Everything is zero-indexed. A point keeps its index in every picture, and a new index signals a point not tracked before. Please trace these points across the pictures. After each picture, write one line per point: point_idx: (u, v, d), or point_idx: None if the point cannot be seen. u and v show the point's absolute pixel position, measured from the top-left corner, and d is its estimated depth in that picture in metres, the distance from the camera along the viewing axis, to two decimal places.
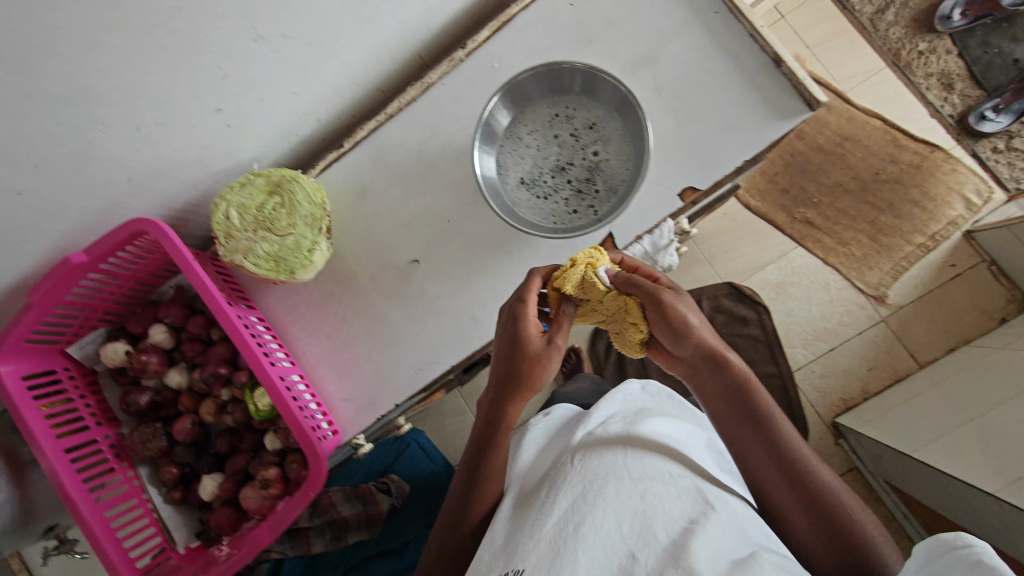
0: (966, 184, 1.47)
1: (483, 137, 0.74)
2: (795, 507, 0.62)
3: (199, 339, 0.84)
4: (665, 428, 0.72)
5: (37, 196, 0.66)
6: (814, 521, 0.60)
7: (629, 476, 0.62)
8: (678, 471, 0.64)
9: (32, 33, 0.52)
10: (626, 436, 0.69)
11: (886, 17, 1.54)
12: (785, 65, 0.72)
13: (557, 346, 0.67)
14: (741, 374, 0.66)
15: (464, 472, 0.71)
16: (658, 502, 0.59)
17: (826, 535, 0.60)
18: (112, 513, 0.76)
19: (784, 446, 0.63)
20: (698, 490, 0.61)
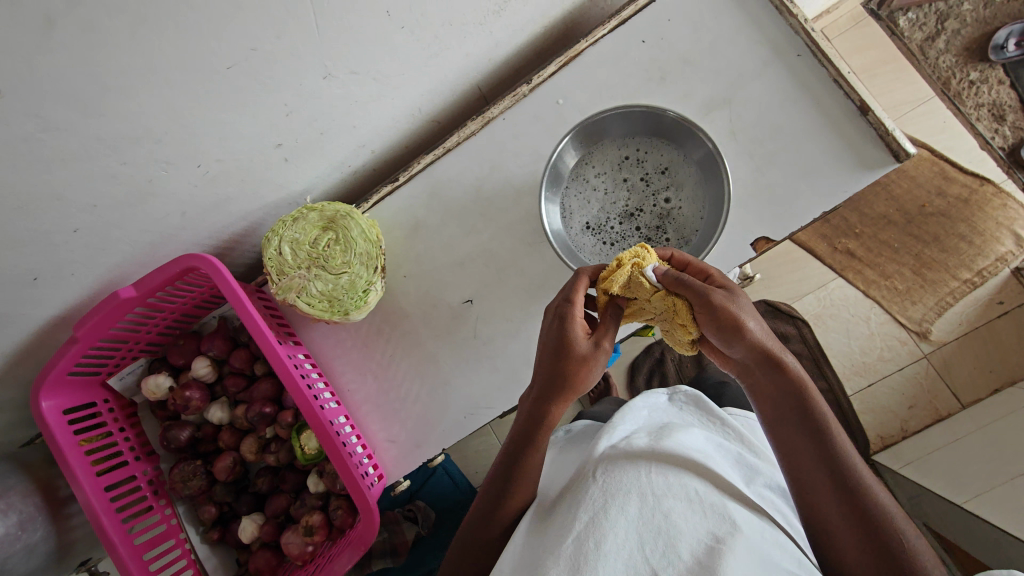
0: (1016, 220, 1.38)
1: (551, 179, 0.72)
2: (841, 528, 0.52)
3: (241, 374, 0.81)
4: (694, 447, 0.66)
5: (91, 233, 0.63)
6: (861, 543, 0.50)
7: (655, 496, 0.58)
8: (706, 487, 0.60)
9: (109, 78, 0.48)
10: (654, 451, 0.65)
11: (937, 44, 1.46)
12: (871, 114, 0.68)
13: (607, 347, 0.60)
14: (799, 377, 0.56)
15: (482, 486, 0.63)
16: (683, 524, 0.56)
17: (880, 562, 0.49)
18: (152, 556, 0.73)
19: (833, 454, 0.53)
20: (726, 508, 0.58)
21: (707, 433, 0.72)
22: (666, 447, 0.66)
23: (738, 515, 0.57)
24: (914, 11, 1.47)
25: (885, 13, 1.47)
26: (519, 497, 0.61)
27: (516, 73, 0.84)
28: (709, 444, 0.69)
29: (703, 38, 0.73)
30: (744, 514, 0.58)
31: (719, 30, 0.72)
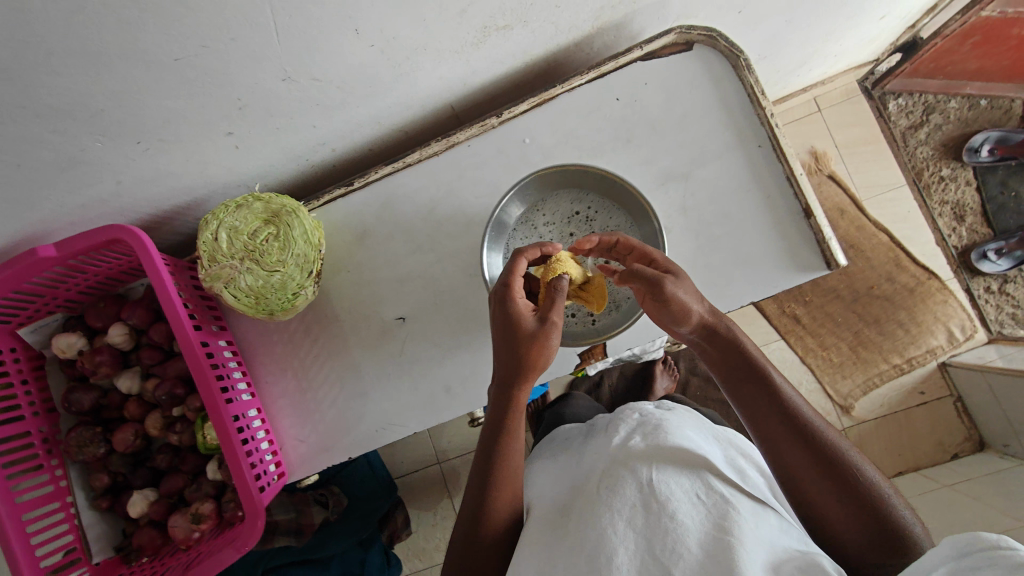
0: (953, 317, 1.44)
1: (494, 228, 0.74)
2: (816, 488, 0.54)
3: (159, 348, 0.80)
4: (687, 446, 0.65)
5: (14, 189, 0.61)
6: (841, 502, 0.53)
7: (659, 497, 0.57)
8: (708, 485, 0.59)
9: (39, 54, 0.46)
10: (649, 453, 0.64)
11: (918, 134, 1.47)
12: (813, 219, 0.70)
13: (553, 322, 0.61)
14: (740, 340, 0.60)
15: (464, 496, 0.62)
16: (688, 520, 0.54)
17: (859, 518, 0.52)
18: (32, 517, 0.71)
19: (792, 415, 0.56)
20: (732, 504, 0.56)
21: (695, 430, 0.71)
22: (666, 450, 0.64)
23: (744, 509, 0.56)
24: (905, 97, 1.47)
25: (878, 93, 1.48)
26: (505, 499, 0.61)
27: (492, 100, 0.83)
28: (700, 442, 0.69)
29: (674, 109, 0.74)
30: (750, 507, 0.57)
31: (689, 106, 0.74)
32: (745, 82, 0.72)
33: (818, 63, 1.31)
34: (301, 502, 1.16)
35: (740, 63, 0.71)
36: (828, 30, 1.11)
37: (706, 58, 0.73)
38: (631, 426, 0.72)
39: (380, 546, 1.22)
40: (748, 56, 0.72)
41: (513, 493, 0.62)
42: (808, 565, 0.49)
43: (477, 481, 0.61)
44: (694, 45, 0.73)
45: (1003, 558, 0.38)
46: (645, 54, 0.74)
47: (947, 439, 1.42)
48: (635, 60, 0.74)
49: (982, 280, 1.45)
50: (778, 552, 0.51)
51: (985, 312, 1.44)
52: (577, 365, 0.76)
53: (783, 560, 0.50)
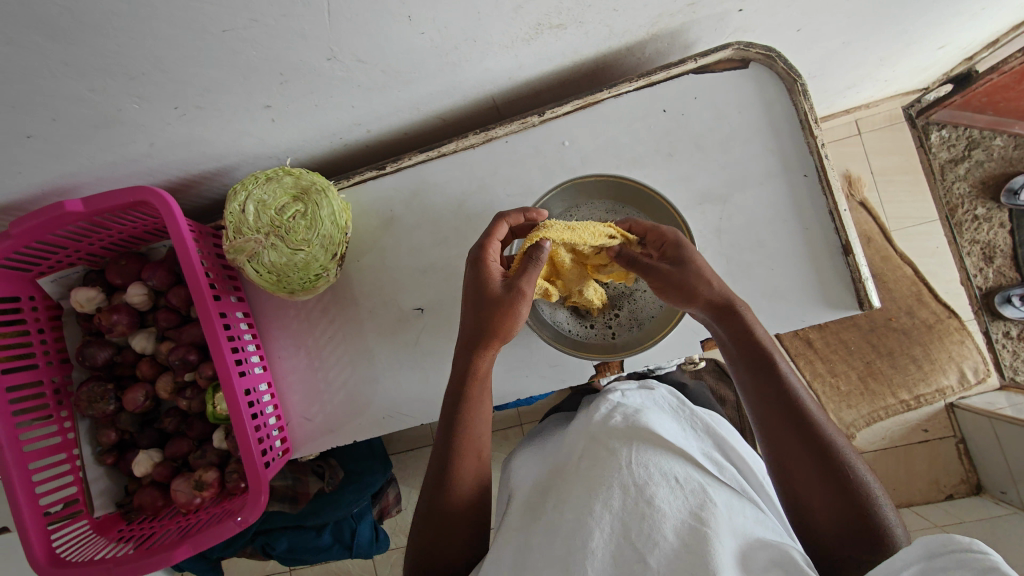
0: (967, 358, 1.40)
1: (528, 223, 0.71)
2: (802, 475, 0.53)
3: (175, 312, 0.79)
4: (669, 435, 0.63)
5: (46, 142, 0.60)
6: (826, 493, 0.52)
7: (638, 482, 0.55)
8: (687, 472, 0.57)
9: (86, 13, 0.45)
10: (630, 436, 0.62)
11: (958, 169, 1.43)
12: (851, 256, 0.69)
13: (524, 291, 0.59)
14: (750, 324, 0.59)
15: (428, 471, 0.61)
16: (666, 507, 0.53)
17: (843, 510, 0.51)
18: (38, 466, 0.72)
19: (789, 402, 0.55)
20: (708, 493, 0.55)
21: (680, 417, 0.69)
22: (644, 433, 0.63)
23: (718, 499, 0.55)
24: (949, 129, 1.42)
25: (921, 122, 1.43)
26: (471, 469, 0.60)
27: (535, 96, 0.81)
28: (685, 433, 0.67)
29: (721, 127, 0.73)
30: (724, 498, 0.56)
31: (737, 126, 0.72)
32: (799, 108, 0.70)
33: (867, 86, 1.26)
34: (299, 470, 1.11)
35: (796, 87, 0.70)
36: (883, 55, 1.06)
37: (761, 78, 0.71)
38: (611, 409, 0.71)
39: (371, 520, 1.21)
40: (805, 81, 0.70)
41: (477, 464, 0.61)
42: (781, 559, 0.48)
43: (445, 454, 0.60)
44: (750, 63, 0.71)
45: (974, 561, 0.39)
46: (699, 67, 0.72)
47: (943, 478, 1.39)
48: (687, 72, 0.72)
49: (1003, 323, 1.42)
50: (751, 544, 0.51)
51: (999, 357, 1.41)
52: (592, 375, 0.75)
53: (757, 552, 0.50)
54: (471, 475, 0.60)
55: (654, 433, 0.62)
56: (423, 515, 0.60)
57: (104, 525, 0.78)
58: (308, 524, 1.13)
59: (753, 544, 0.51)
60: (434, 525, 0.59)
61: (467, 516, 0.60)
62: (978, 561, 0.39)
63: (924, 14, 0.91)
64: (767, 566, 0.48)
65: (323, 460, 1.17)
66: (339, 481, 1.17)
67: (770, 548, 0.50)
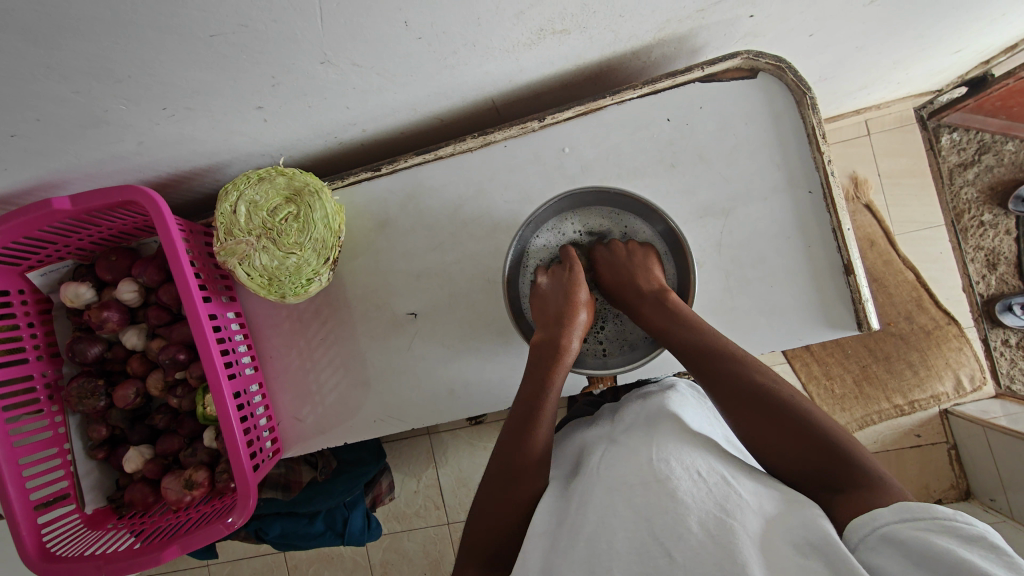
0: (964, 365, 1.39)
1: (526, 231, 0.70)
2: (765, 437, 0.51)
3: (166, 309, 0.79)
4: (692, 426, 0.60)
5: (31, 141, 0.58)
6: (781, 433, 0.50)
7: (659, 475, 0.50)
8: (710, 463, 0.52)
9: (67, 20, 0.44)
10: (649, 432, 0.59)
11: (966, 174, 1.41)
12: (852, 276, 0.68)
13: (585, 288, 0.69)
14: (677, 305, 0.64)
15: (496, 447, 0.59)
16: (690, 500, 0.47)
17: (804, 446, 0.49)
18: (29, 461, 0.72)
19: (719, 360, 0.57)
20: (733, 484, 0.49)
21: (701, 408, 0.67)
22: (663, 427, 0.59)
23: (747, 489, 0.49)
24: (960, 132, 1.39)
25: (932, 124, 1.40)
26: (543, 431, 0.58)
27: (536, 98, 0.79)
28: (708, 424, 0.64)
29: (726, 139, 0.71)
30: (753, 487, 0.49)
31: (743, 139, 0.70)
32: (807, 121, 0.68)
33: (879, 88, 1.22)
34: (292, 459, 1.14)
35: (805, 100, 0.67)
36: (897, 58, 1.03)
37: (770, 89, 0.69)
38: (635, 406, 0.68)
39: (363, 509, 1.23)
40: (814, 94, 0.68)
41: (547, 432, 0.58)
42: (819, 536, 0.41)
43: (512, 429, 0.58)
44: (759, 72, 0.69)
45: (958, 529, 0.38)
46: (706, 75, 0.70)
47: (932, 483, 1.39)
48: (693, 80, 0.70)
49: (1002, 331, 1.40)
50: (782, 525, 0.44)
51: (997, 365, 1.40)
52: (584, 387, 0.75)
53: (791, 534, 0.43)
54: (544, 437, 0.58)
55: (666, 422, 0.60)
56: (482, 500, 0.57)
57: (95, 519, 0.78)
58: (300, 511, 1.13)
59: (789, 524, 0.43)
60: (489, 510, 0.56)
61: (517, 499, 0.55)
62: (963, 530, 0.38)
63: (942, 19, 0.88)
64: (807, 555, 0.41)
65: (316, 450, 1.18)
66: (332, 470, 1.18)
67: (807, 525, 0.43)
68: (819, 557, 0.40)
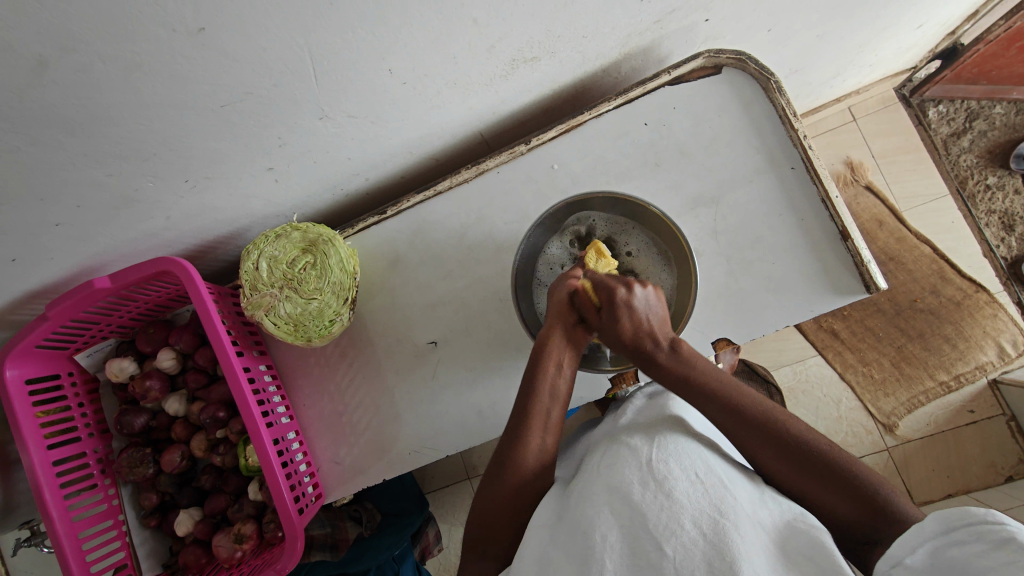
0: (1003, 331, 1.33)
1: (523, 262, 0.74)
2: (803, 480, 0.52)
3: (203, 371, 0.83)
4: (693, 425, 0.61)
5: (73, 227, 0.64)
6: (823, 486, 0.51)
7: (657, 475, 0.52)
8: (707, 464, 0.54)
9: (99, 109, 0.50)
10: (649, 433, 0.59)
11: (961, 142, 1.41)
12: (850, 241, 0.69)
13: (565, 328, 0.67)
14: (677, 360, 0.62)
15: (496, 449, 0.62)
16: (685, 500, 0.49)
17: (847, 498, 0.50)
18: (87, 535, 0.74)
19: (745, 417, 0.56)
20: (728, 486, 0.51)
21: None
22: (663, 428, 0.60)
23: (741, 494, 0.51)
24: (945, 103, 1.41)
25: (916, 101, 1.42)
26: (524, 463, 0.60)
27: (521, 125, 0.85)
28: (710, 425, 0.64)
29: (703, 132, 0.75)
30: (748, 493, 0.51)
31: (720, 129, 0.74)
32: (776, 104, 0.72)
33: (853, 73, 1.26)
34: (336, 517, 1.12)
35: (771, 85, 0.71)
36: (862, 41, 1.07)
37: (735, 80, 0.74)
38: (636, 407, 0.69)
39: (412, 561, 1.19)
40: (779, 78, 0.72)
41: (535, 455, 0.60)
42: (814, 547, 0.45)
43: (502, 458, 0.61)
44: (723, 68, 0.74)
45: (989, 533, 0.38)
46: (673, 78, 0.74)
47: (999, 459, 1.31)
48: (663, 84, 0.75)
49: None
50: (780, 535, 0.47)
51: None
52: (607, 389, 0.76)
53: (786, 544, 0.46)
54: (534, 458, 0.60)
55: (669, 419, 0.62)
56: (479, 507, 0.60)
57: None
58: (353, 569, 1.11)
59: (783, 537, 0.47)
60: (484, 517, 0.59)
61: (508, 503, 0.59)
62: (993, 532, 0.38)
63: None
64: (795, 561, 0.45)
65: (358, 505, 1.17)
66: (377, 523, 1.18)
67: (799, 537, 0.46)
68: (808, 564, 0.44)
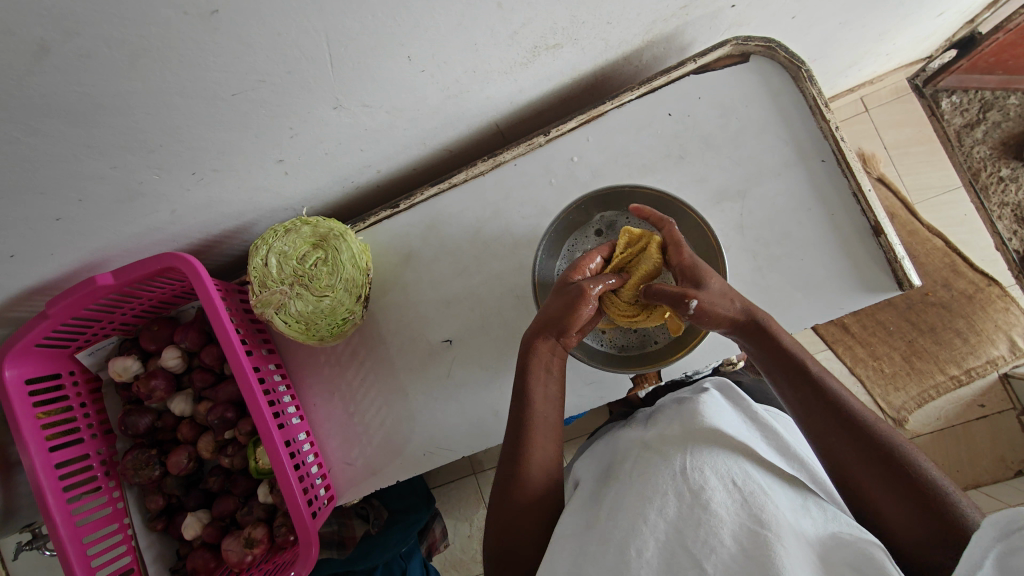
0: (1015, 326, 1.32)
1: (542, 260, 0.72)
2: (868, 481, 0.48)
3: (210, 370, 0.80)
4: (727, 429, 0.59)
5: (75, 223, 0.61)
6: (883, 484, 0.47)
7: (693, 485, 0.50)
8: (745, 471, 0.52)
9: (104, 97, 0.47)
10: (682, 438, 0.58)
11: (975, 133, 1.39)
12: (883, 237, 0.67)
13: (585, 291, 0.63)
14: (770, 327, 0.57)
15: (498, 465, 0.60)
16: (723, 512, 0.47)
17: (906, 502, 0.46)
18: (92, 539, 0.72)
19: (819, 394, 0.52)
20: (769, 493, 0.49)
21: (735, 408, 0.66)
22: (696, 433, 0.58)
23: (781, 503, 0.49)
24: (959, 94, 1.38)
25: (929, 91, 1.39)
26: (534, 467, 0.58)
27: (537, 116, 0.82)
28: (745, 428, 0.62)
29: (730, 124, 0.72)
30: (789, 502, 0.50)
31: (746, 121, 0.72)
32: (806, 94, 0.69)
33: (869, 62, 1.23)
34: (343, 514, 1.11)
35: (801, 74, 0.69)
36: (882, 29, 1.04)
37: (763, 70, 0.71)
38: (662, 410, 0.68)
39: (420, 558, 1.17)
40: (809, 66, 0.69)
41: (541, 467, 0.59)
42: (860, 558, 0.42)
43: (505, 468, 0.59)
44: (750, 56, 0.71)
45: None
46: (699, 67, 0.72)
47: (1009, 453, 1.29)
48: (687, 73, 0.72)
49: None
50: (826, 547, 0.45)
51: None
52: (629, 389, 0.74)
53: (833, 555, 0.43)
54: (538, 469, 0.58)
55: (700, 422, 0.60)
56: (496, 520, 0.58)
57: None
58: (359, 567, 1.09)
59: (827, 550, 0.44)
60: (501, 527, 0.57)
61: (521, 516, 0.57)
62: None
63: None
64: (841, 572, 0.41)
65: (365, 503, 1.16)
66: (384, 521, 1.16)
67: (846, 547, 0.44)
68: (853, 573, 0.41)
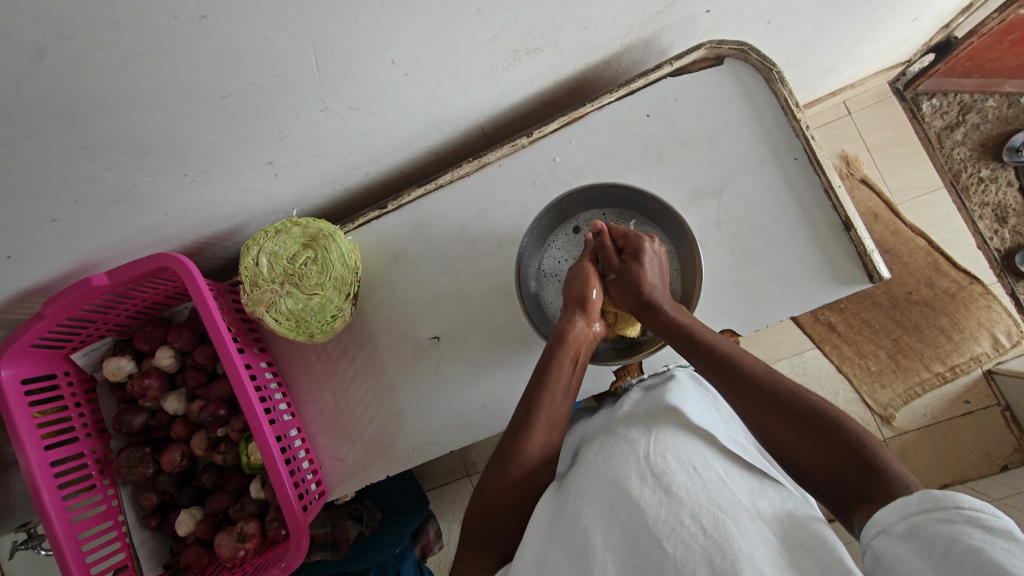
0: (997, 323, 1.34)
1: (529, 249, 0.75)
2: (790, 438, 0.53)
3: (203, 369, 0.82)
4: (689, 415, 0.62)
5: (70, 223, 0.63)
6: (807, 441, 0.51)
7: (654, 470, 0.52)
8: (705, 458, 0.54)
9: (95, 100, 0.49)
10: (647, 425, 0.60)
11: (955, 135, 1.41)
12: (853, 231, 0.69)
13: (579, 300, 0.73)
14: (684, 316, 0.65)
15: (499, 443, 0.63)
16: (684, 494, 0.49)
17: (829, 452, 0.50)
18: (87, 536, 0.73)
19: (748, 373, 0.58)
20: (725, 480, 0.51)
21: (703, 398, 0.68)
22: (661, 421, 0.60)
23: (739, 488, 0.51)
24: (939, 97, 1.41)
25: (910, 94, 1.42)
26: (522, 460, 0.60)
27: (522, 118, 0.84)
28: (712, 417, 0.65)
29: (706, 124, 0.74)
30: (746, 487, 0.52)
31: (722, 121, 0.74)
32: (778, 95, 0.72)
33: (848, 66, 1.26)
34: (337, 516, 1.10)
35: (773, 75, 0.71)
36: (858, 34, 1.07)
37: (738, 72, 0.73)
38: (634, 400, 0.70)
39: (413, 560, 1.17)
40: (780, 69, 0.71)
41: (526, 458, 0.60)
42: (815, 544, 0.45)
43: (494, 456, 0.61)
44: (725, 59, 0.73)
45: (981, 521, 0.37)
46: (675, 70, 0.74)
47: (993, 448, 1.31)
48: (665, 76, 0.75)
49: None
50: (780, 530, 0.47)
51: None
52: (612, 381, 0.76)
53: (784, 537, 0.46)
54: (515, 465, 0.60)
55: (667, 410, 0.62)
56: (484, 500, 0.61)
57: None
58: (352, 569, 1.09)
59: (784, 534, 0.46)
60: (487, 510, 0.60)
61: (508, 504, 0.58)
62: (987, 522, 0.37)
63: None
64: (795, 554, 0.44)
65: (359, 504, 1.16)
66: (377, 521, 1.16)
67: (802, 530, 0.46)
68: (809, 558, 0.43)
